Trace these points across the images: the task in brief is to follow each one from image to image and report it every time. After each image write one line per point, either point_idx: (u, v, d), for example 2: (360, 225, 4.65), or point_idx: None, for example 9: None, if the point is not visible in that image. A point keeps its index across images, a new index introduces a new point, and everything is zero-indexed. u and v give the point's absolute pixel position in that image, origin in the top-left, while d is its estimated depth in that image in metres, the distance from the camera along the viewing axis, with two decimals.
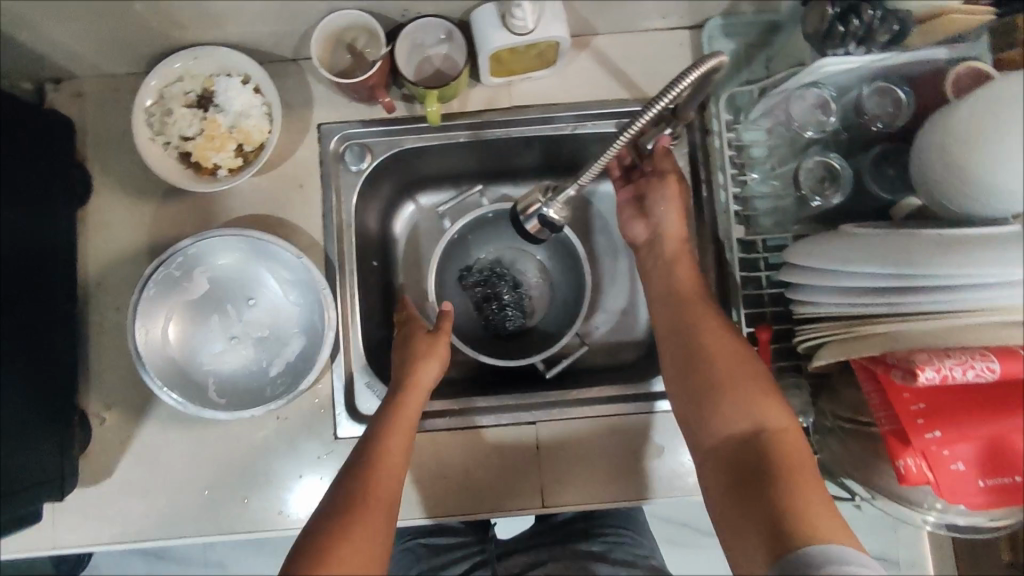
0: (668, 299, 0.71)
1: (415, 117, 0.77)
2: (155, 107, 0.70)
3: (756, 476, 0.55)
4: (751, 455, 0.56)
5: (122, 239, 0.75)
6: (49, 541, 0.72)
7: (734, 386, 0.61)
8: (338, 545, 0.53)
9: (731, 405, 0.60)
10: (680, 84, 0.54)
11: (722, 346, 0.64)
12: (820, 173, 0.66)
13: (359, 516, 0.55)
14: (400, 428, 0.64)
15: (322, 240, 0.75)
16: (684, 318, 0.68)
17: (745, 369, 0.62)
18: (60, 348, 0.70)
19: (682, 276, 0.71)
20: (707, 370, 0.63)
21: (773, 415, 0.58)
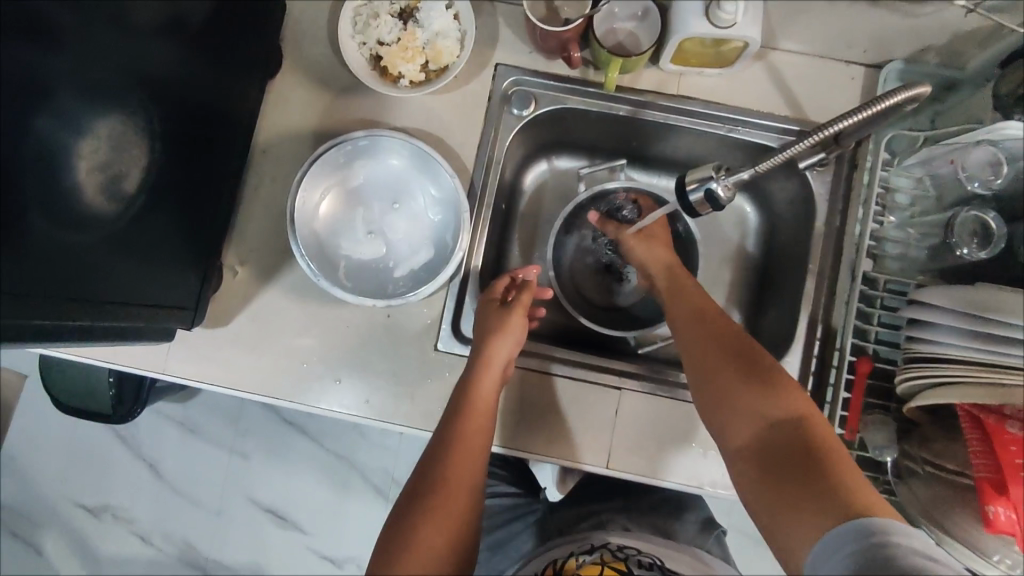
0: (684, 321, 0.73)
1: (586, 81, 0.81)
2: (364, 9, 0.76)
3: (792, 461, 0.55)
4: (777, 447, 0.57)
5: (293, 119, 0.82)
6: (158, 365, 0.78)
7: (747, 388, 0.62)
8: (419, 531, 0.58)
9: (746, 416, 0.61)
10: (848, 119, 0.58)
11: (737, 357, 0.65)
12: (973, 228, 0.66)
13: (441, 500, 0.61)
14: (476, 414, 0.68)
15: (471, 169, 0.80)
16: (699, 342, 0.69)
17: (759, 370, 0.63)
18: (222, 198, 0.77)
19: (694, 298, 0.75)
20: (717, 378, 0.65)
21: (791, 406, 0.60)
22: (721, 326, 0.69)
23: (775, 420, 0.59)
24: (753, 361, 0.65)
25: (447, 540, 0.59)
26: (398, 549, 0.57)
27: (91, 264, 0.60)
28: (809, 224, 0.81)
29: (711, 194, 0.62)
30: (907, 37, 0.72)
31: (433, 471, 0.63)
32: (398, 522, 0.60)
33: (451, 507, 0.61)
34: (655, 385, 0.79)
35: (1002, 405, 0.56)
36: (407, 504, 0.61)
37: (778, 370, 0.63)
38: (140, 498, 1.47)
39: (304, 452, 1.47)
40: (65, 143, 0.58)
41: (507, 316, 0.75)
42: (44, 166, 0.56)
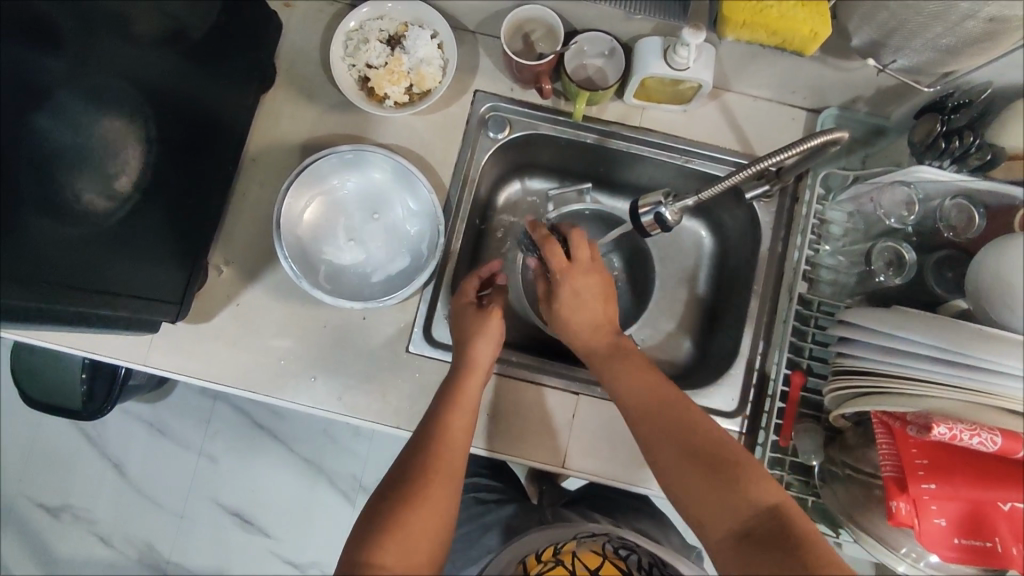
0: (637, 383, 0.70)
1: (557, 110, 0.88)
2: (355, 34, 0.83)
3: (772, 550, 0.55)
4: (758, 538, 0.57)
5: (283, 131, 0.87)
6: (141, 358, 0.82)
7: (719, 480, 0.61)
8: (403, 517, 0.61)
9: (722, 505, 0.60)
10: (786, 151, 0.65)
11: (698, 447, 0.64)
12: (889, 257, 0.76)
13: (419, 498, 0.63)
14: (458, 415, 0.71)
15: (449, 185, 0.87)
16: (650, 422, 0.67)
17: (724, 460, 0.62)
18: (213, 203, 0.82)
19: (647, 382, 0.70)
20: (685, 467, 0.63)
21: (761, 494, 0.59)
22: (682, 410, 0.67)
23: (753, 512, 0.58)
24: (716, 452, 0.63)
25: (422, 535, 0.61)
26: (379, 536, 0.60)
27: (89, 255, 0.65)
28: (755, 249, 0.89)
29: (659, 216, 0.69)
30: (841, 88, 0.82)
31: (414, 469, 0.66)
32: (381, 509, 0.63)
33: (429, 504, 0.63)
34: (610, 391, 0.85)
35: (908, 413, 0.63)
36: (388, 497, 0.64)
37: (741, 460, 0.62)
38: (103, 498, 1.47)
39: (273, 457, 1.48)
40: (64, 140, 0.62)
41: (614, 347, 0.75)
42: (43, 160, 0.60)
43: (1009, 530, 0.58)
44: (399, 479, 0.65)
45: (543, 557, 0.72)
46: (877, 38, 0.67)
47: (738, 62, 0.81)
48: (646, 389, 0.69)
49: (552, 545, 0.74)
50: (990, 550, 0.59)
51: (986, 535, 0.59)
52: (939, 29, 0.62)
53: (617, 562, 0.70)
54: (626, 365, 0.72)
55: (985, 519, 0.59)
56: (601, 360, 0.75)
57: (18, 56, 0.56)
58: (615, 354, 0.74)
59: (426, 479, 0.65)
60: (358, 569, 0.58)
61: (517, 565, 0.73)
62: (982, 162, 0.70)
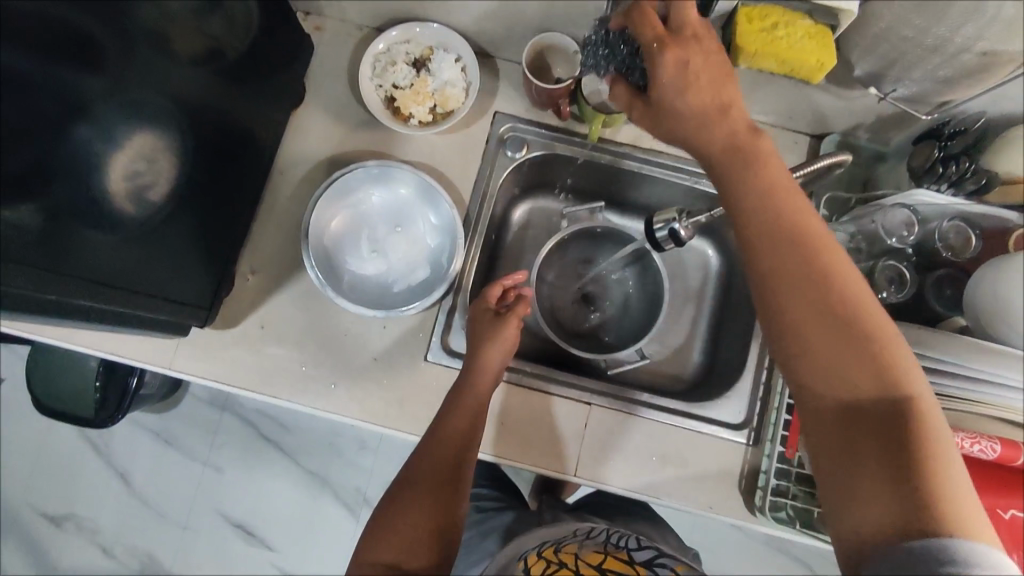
0: (776, 202, 0.54)
1: (573, 132, 0.93)
2: (383, 57, 0.87)
3: (867, 439, 0.48)
4: (862, 419, 0.48)
5: (310, 146, 0.91)
6: (165, 362, 0.84)
7: (837, 331, 0.50)
8: (409, 516, 0.65)
9: (830, 371, 0.50)
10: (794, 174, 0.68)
11: (818, 296, 0.51)
12: (891, 275, 0.80)
13: (421, 495, 0.67)
14: (459, 418, 0.73)
15: (468, 201, 0.90)
16: (781, 230, 0.53)
17: (849, 305, 0.50)
18: (241, 213, 0.85)
19: (764, 174, 0.55)
20: (808, 314, 0.51)
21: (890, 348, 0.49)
22: (815, 230, 0.53)
23: (863, 393, 0.49)
24: (848, 283, 0.51)
25: (424, 527, 0.64)
26: (383, 530, 0.64)
27: (125, 259, 0.68)
28: None
29: (674, 233, 0.71)
30: (843, 116, 0.86)
31: (418, 469, 0.69)
32: (389, 510, 0.66)
33: (428, 502, 0.66)
34: (623, 401, 0.88)
35: None
36: (395, 497, 0.68)
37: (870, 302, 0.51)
38: (107, 507, 1.47)
39: (278, 468, 1.49)
40: (106, 152, 0.64)
41: (749, 137, 0.56)
42: (83, 168, 0.62)
43: (1009, 538, 0.61)
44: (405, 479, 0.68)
45: (545, 553, 0.73)
46: (878, 68, 0.72)
47: (745, 90, 0.86)
48: (777, 210, 0.53)
49: (553, 544, 0.75)
50: None
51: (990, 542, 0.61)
52: (937, 61, 0.67)
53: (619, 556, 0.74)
54: (754, 175, 0.55)
55: (989, 526, 0.61)
56: (768, 223, 0.53)
57: (61, 75, 0.58)
58: (743, 161, 0.55)
59: (427, 479, 0.68)
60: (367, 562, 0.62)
61: (518, 563, 0.73)
62: (977, 187, 0.73)
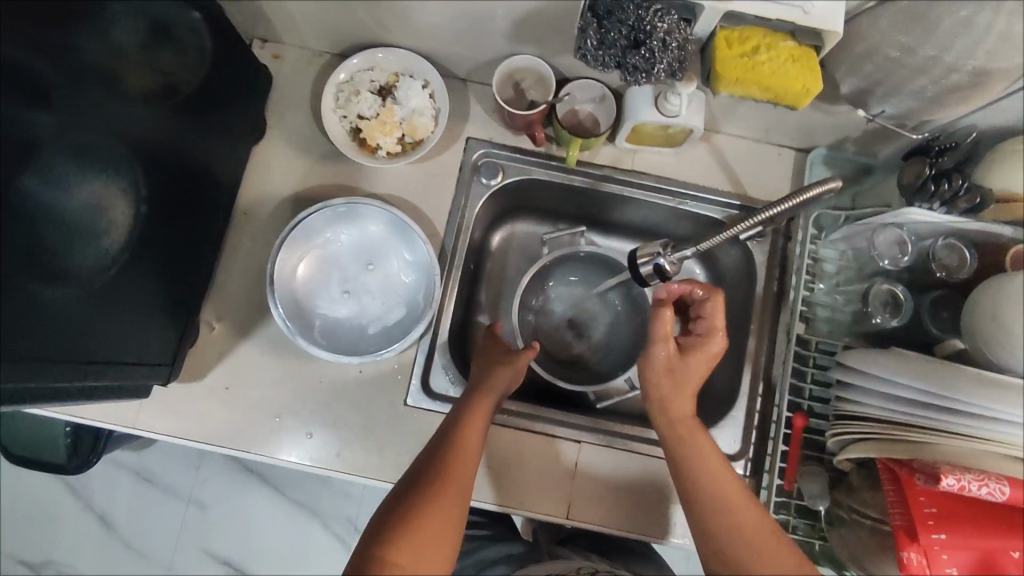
0: (713, 481, 0.64)
1: (550, 155, 0.89)
2: (346, 86, 0.82)
3: (730, 547, 0.60)
4: (727, 550, 0.60)
5: (274, 182, 0.87)
6: (129, 420, 0.79)
7: (718, 516, 0.62)
8: (418, 512, 0.60)
9: (708, 504, 0.63)
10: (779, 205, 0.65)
11: (705, 491, 0.63)
12: (886, 298, 0.77)
13: (439, 499, 0.61)
14: (474, 426, 0.69)
15: (443, 233, 0.86)
16: (672, 445, 0.69)
17: (688, 442, 0.67)
18: (204, 257, 0.81)
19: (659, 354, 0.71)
20: (698, 499, 0.64)
21: (721, 481, 0.64)
22: (698, 437, 0.68)
23: (726, 528, 0.61)
24: (726, 504, 0.62)
25: (437, 534, 0.59)
26: (393, 530, 0.59)
27: (77, 318, 0.62)
28: (750, 288, 0.89)
29: (660, 268, 0.69)
30: (828, 130, 0.83)
31: (431, 469, 0.64)
32: (396, 505, 0.61)
33: (442, 508, 0.61)
34: (613, 437, 0.85)
35: (912, 460, 0.63)
36: (405, 495, 0.62)
37: (749, 524, 0.60)
38: (88, 552, 1.42)
39: (264, 500, 1.44)
40: (53, 202, 0.59)
41: (654, 326, 0.70)
42: (28, 227, 0.56)
43: None
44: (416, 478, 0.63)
45: None
46: (863, 87, 0.69)
47: (727, 106, 0.82)
48: (675, 420, 0.70)
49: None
50: None
51: None
52: (924, 81, 0.64)
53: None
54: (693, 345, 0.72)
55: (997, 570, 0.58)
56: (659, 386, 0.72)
57: (9, 115, 0.53)
58: (681, 368, 0.71)
59: (442, 483, 0.63)
60: (371, 562, 0.56)
61: None
62: (971, 206, 0.70)
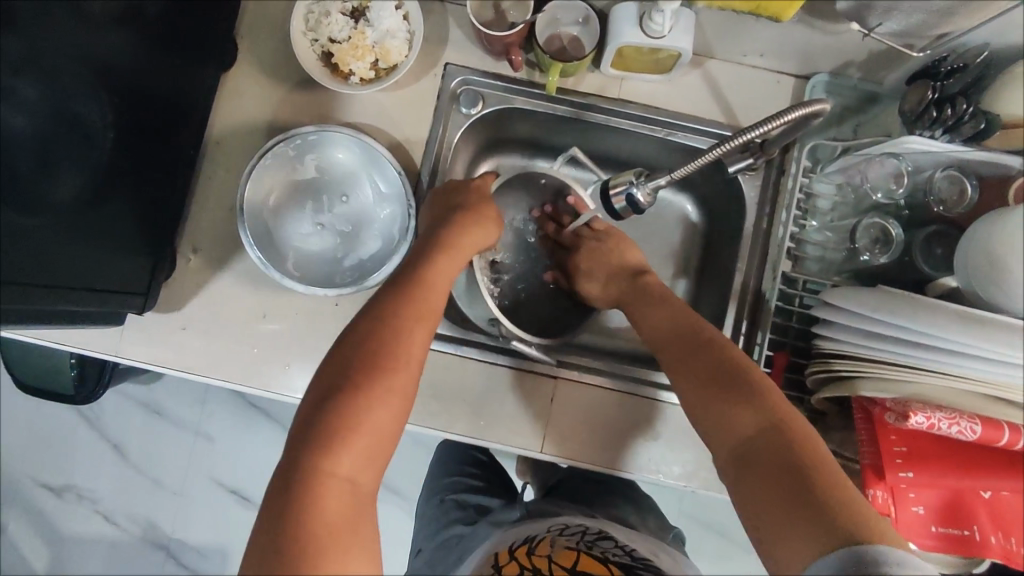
0: (674, 327, 0.69)
1: (532, 83, 0.84)
2: (316, 7, 0.79)
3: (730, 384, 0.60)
4: (727, 382, 0.60)
5: (246, 111, 0.84)
6: (112, 348, 0.81)
7: (710, 372, 0.62)
8: (358, 417, 0.56)
9: (689, 347, 0.65)
10: (776, 121, 0.60)
11: (712, 369, 0.62)
12: (875, 234, 0.74)
13: (383, 387, 0.57)
14: (425, 307, 0.65)
15: (420, 163, 0.83)
16: (680, 329, 0.68)
17: (667, 315, 0.71)
18: (176, 187, 0.79)
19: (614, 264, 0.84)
20: (700, 375, 0.62)
21: (691, 328, 0.67)
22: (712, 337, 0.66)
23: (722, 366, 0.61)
24: (743, 371, 0.60)
25: (379, 437, 0.57)
26: (335, 429, 0.55)
27: (56, 246, 0.63)
28: (739, 225, 0.86)
29: (632, 198, 0.67)
30: (829, 51, 0.77)
31: (369, 355, 0.59)
32: (335, 394, 0.57)
33: (382, 405, 0.57)
34: (589, 373, 0.83)
35: (887, 399, 0.60)
36: (347, 380, 0.57)
37: (769, 392, 0.58)
38: (101, 477, 1.44)
39: (267, 433, 1.44)
40: (18, 128, 0.59)
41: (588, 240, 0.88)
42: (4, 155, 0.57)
43: (987, 518, 0.58)
44: (353, 365, 0.58)
45: (518, 555, 0.67)
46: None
47: (724, 24, 0.76)
48: (678, 329, 0.68)
49: (527, 543, 0.70)
50: (968, 540, 0.58)
51: (966, 523, 0.58)
52: None
53: (593, 553, 0.67)
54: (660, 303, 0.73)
55: (965, 508, 0.58)
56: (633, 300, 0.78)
57: None
58: (672, 319, 0.70)
59: (383, 374, 0.58)
60: (309, 469, 0.53)
61: (490, 559, 0.69)
62: (975, 132, 0.66)
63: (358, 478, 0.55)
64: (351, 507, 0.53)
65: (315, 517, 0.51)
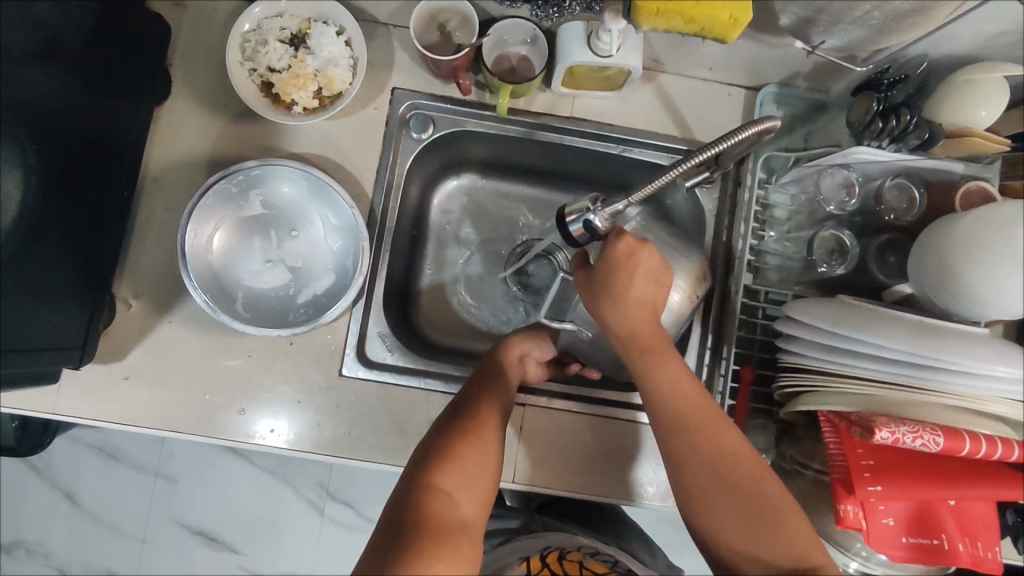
0: (684, 407, 0.64)
1: (482, 104, 0.83)
2: (252, 35, 0.75)
3: (737, 498, 0.60)
4: (734, 495, 0.61)
5: (184, 145, 0.80)
6: (50, 405, 0.75)
7: (718, 479, 0.61)
8: (455, 456, 0.61)
9: (702, 441, 0.62)
10: (733, 138, 0.60)
11: (728, 487, 0.61)
12: (831, 246, 0.74)
13: (478, 438, 0.64)
14: (501, 391, 0.72)
15: (372, 191, 0.81)
16: (693, 436, 0.63)
17: (676, 385, 0.65)
18: (111, 231, 0.75)
19: (637, 313, 0.65)
20: (713, 478, 0.61)
21: (703, 415, 0.63)
22: (725, 436, 0.62)
23: (733, 479, 0.61)
24: (760, 491, 0.60)
25: (475, 476, 0.61)
26: (438, 461, 0.61)
27: None
28: (698, 238, 0.86)
29: (589, 225, 0.66)
30: (776, 63, 0.77)
31: (465, 418, 0.66)
32: (437, 444, 0.63)
33: (477, 450, 0.63)
34: (559, 399, 0.82)
35: (853, 411, 0.61)
36: (445, 434, 0.64)
37: (786, 519, 0.59)
38: (55, 531, 1.35)
39: (231, 471, 1.37)
40: None
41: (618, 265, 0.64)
42: None
43: (953, 526, 0.59)
44: (455, 423, 0.65)
45: (549, 561, 0.75)
46: (805, 16, 0.64)
47: (671, 40, 0.76)
48: (689, 413, 0.64)
49: (558, 550, 0.77)
50: (936, 548, 0.59)
51: (934, 532, 0.59)
52: (866, 8, 0.59)
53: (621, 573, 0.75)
54: (665, 370, 0.65)
55: (931, 516, 0.59)
56: (633, 352, 0.66)
57: None
58: (676, 393, 0.64)
59: (478, 428, 0.65)
60: (416, 490, 0.58)
61: (518, 564, 0.75)
62: (920, 142, 0.68)
63: (460, 505, 0.58)
64: (454, 528, 0.56)
65: (421, 529, 0.54)
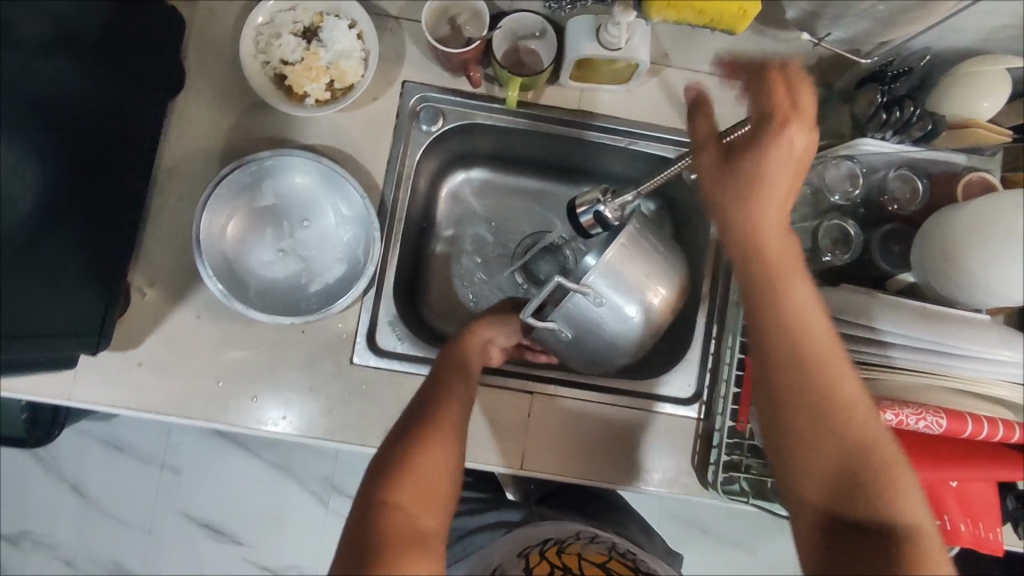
0: (809, 349, 0.52)
1: (491, 97, 0.84)
2: (266, 29, 0.77)
3: (846, 466, 0.51)
4: (843, 463, 0.51)
5: (197, 136, 0.81)
6: (66, 391, 0.76)
7: (828, 447, 0.51)
8: (408, 466, 0.56)
9: (817, 399, 0.52)
10: None
11: (843, 457, 0.51)
12: (836, 235, 0.75)
13: (430, 441, 0.59)
14: (455, 384, 0.67)
15: (382, 183, 0.82)
16: (809, 375, 0.52)
17: (796, 326, 0.53)
18: (127, 221, 0.76)
19: (774, 238, 0.53)
20: (825, 447, 0.51)
21: (830, 368, 0.52)
22: (848, 384, 0.52)
23: (847, 448, 0.51)
24: (876, 465, 0.51)
25: (433, 483, 0.57)
26: (388, 476, 0.56)
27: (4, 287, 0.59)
28: (704, 229, 0.87)
29: (599, 216, 0.67)
30: None
31: (417, 420, 0.61)
32: (389, 455, 0.58)
33: (432, 454, 0.58)
34: (566, 387, 0.82)
35: None
36: (398, 442, 0.59)
37: (903, 496, 0.50)
38: (62, 522, 1.36)
39: (237, 464, 1.38)
40: None
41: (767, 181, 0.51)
42: None
43: (956, 507, 0.60)
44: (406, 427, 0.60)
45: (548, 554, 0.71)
46: (811, 9, 0.65)
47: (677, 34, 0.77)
48: (808, 366, 0.52)
49: (556, 544, 0.74)
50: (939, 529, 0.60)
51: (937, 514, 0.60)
52: (870, 2, 0.60)
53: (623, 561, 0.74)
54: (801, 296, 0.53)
55: (935, 498, 0.60)
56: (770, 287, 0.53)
57: None
58: (802, 339, 0.53)
59: (432, 429, 0.60)
60: (368, 513, 0.54)
61: (518, 559, 0.71)
62: (924, 133, 0.68)
63: (417, 518, 0.54)
64: (411, 545, 0.52)
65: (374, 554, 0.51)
